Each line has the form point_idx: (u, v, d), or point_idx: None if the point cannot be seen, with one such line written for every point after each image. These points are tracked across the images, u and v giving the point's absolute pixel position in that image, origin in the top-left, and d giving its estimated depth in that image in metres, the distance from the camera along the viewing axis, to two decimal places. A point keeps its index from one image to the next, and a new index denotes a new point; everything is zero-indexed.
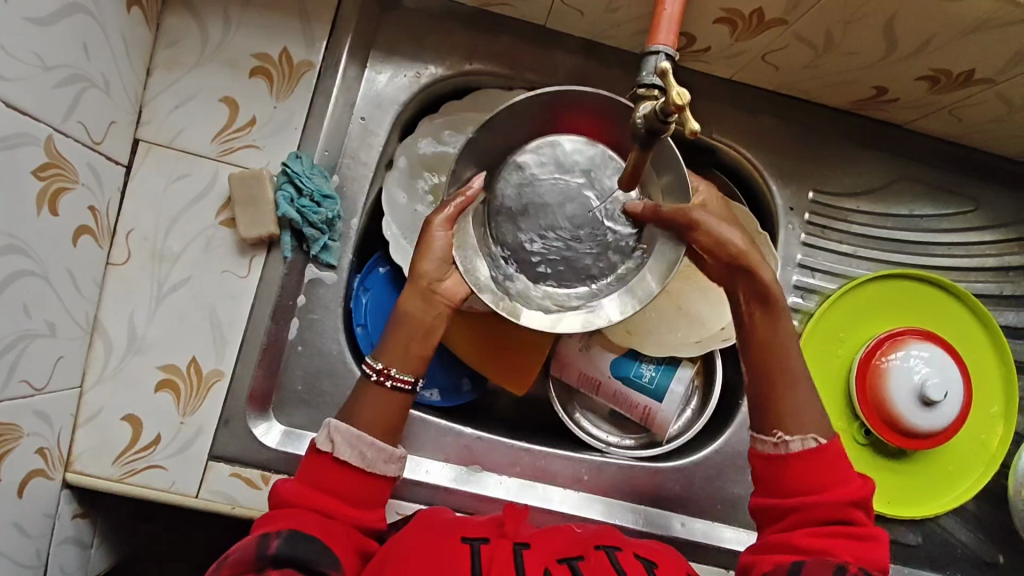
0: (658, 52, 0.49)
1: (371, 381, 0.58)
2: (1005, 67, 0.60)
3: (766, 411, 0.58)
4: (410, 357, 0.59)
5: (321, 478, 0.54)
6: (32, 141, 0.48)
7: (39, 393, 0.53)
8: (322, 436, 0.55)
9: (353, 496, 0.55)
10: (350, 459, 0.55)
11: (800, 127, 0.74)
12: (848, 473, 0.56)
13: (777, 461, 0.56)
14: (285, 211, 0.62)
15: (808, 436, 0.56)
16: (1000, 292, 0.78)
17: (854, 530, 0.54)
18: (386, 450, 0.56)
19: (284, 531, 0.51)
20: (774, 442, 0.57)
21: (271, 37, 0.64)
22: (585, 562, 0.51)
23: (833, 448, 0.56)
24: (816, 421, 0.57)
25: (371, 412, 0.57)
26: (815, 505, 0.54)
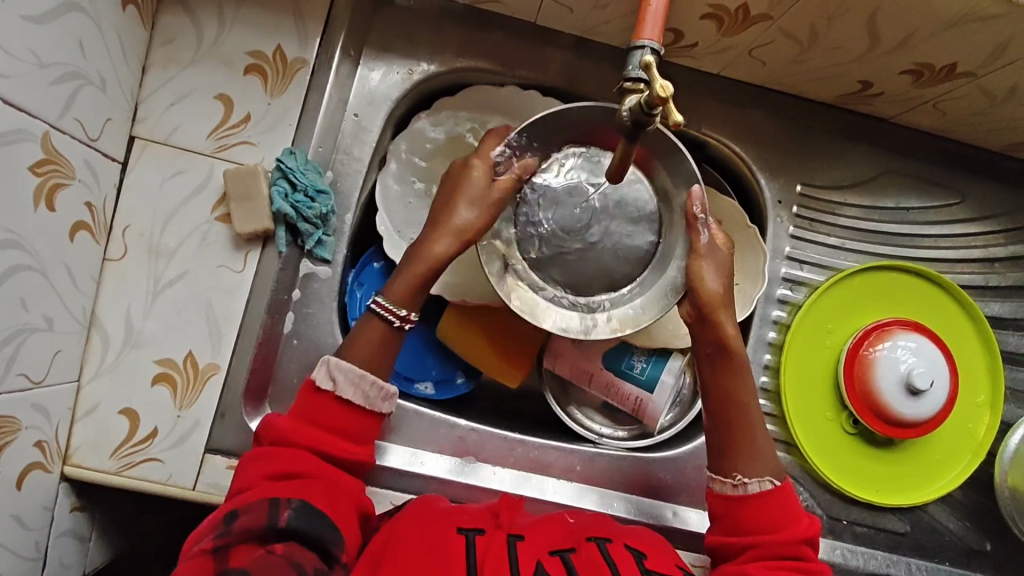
0: (644, 47, 0.49)
1: (392, 326, 0.59)
2: (988, 60, 0.61)
3: (727, 452, 0.60)
4: (415, 289, 0.59)
5: (317, 414, 0.56)
6: (27, 137, 0.49)
7: (36, 386, 0.54)
8: (321, 374, 0.57)
9: (348, 434, 0.57)
10: (351, 398, 0.57)
11: (788, 121, 0.75)
12: (799, 513, 0.59)
13: (734, 503, 0.59)
14: (279, 206, 0.62)
15: (765, 479, 0.59)
16: (986, 283, 0.80)
17: (803, 564, 0.56)
18: (383, 389, 0.58)
19: (295, 502, 0.51)
20: (732, 484, 0.59)
21: (265, 34, 0.65)
22: (576, 555, 0.52)
23: (787, 490, 0.59)
24: (769, 464, 0.60)
25: (365, 351, 0.58)
26: (773, 543, 0.56)
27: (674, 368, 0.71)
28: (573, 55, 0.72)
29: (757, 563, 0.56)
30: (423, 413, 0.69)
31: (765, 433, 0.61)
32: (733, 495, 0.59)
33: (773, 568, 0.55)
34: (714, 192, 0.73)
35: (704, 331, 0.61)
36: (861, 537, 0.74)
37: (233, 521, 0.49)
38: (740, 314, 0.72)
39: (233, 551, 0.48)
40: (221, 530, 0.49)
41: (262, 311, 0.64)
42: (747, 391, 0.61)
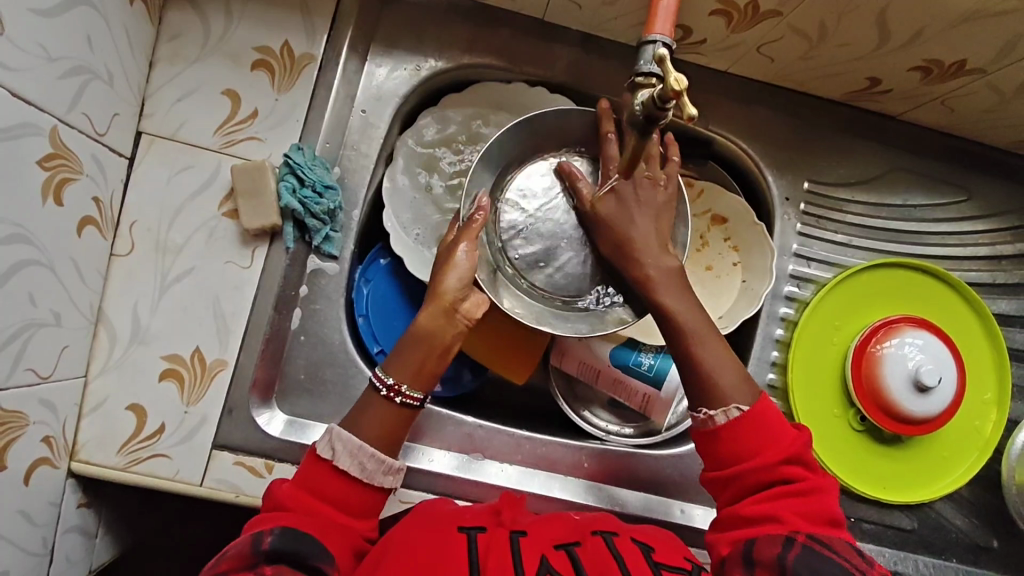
0: (655, 42, 0.48)
1: (380, 396, 0.58)
2: (997, 57, 0.61)
3: (690, 387, 0.58)
4: (418, 371, 0.59)
5: (314, 482, 0.54)
6: (36, 131, 0.49)
7: (44, 381, 0.54)
8: (323, 443, 0.56)
9: (347, 504, 0.55)
10: (349, 469, 0.55)
11: (795, 118, 0.75)
12: (780, 432, 0.56)
13: (708, 437, 0.57)
14: (287, 202, 0.62)
15: (731, 407, 0.56)
16: (993, 280, 0.79)
17: (796, 488, 0.54)
18: (384, 462, 0.56)
19: (278, 528, 0.51)
20: (702, 419, 0.57)
21: (272, 30, 0.64)
22: (582, 548, 0.52)
23: (755, 413, 0.55)
24: (735, 388, 0.56)
25: (377, 423, 0.57)
26: (752, 473, 0.55)
27: None
28: (581, 52, 0.72)
29: (747, 497, 0.55)
30: (430, 410, 0.69)
31: (732, 366, 0.57)
32: (706, 428, 0.57)
33: (762, 502, 0.54)
34: (719, 188, 0.74)
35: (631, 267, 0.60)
36: (868, 535, 0.74)
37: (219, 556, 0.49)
38: (747, 311, 0.72)
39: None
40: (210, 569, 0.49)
41: (270, 306, 0.64)
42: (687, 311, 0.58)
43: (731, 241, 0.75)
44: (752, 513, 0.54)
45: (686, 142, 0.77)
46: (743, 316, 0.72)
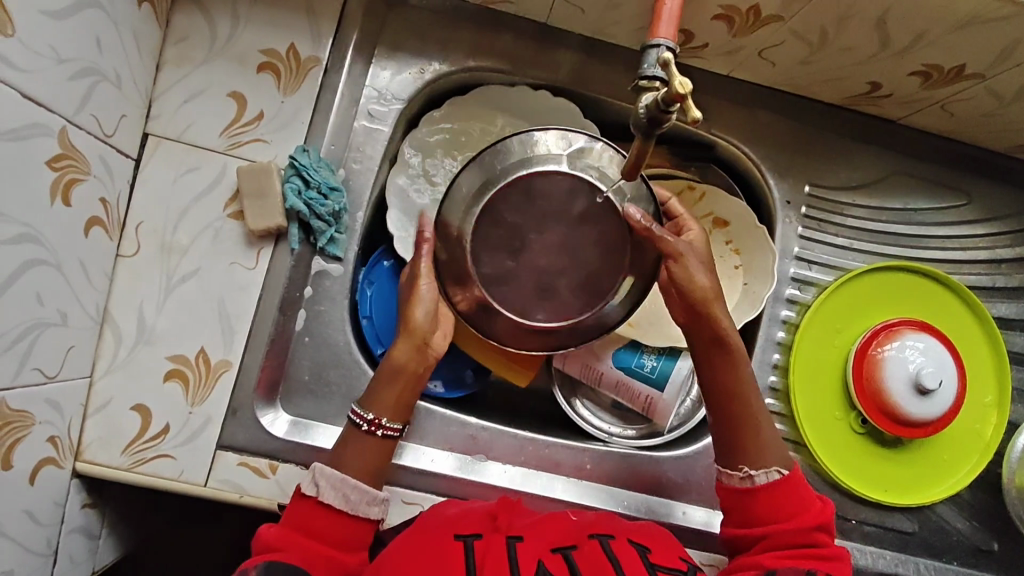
0: (659, 45, 0.48)
1: (361, 431, 0.59)
2: (995, 62, 0.62)
3: (738, 448, 0.60)
4: (398, 405, 0.60)
5: (301, 521, 0.55)
6: (45, 131, 0.49)
7: (50, 381, 0.54)
8: (306, 481, 0.56)
9: (332, 538, 0.55)
10: (333, 502, 0.55)
11: (796, 123, 0.75)
12: (810, 499, 0.59)
13: (744, 494, 0.59)
14: (292, 203, 0.63)
15: (772, 469, 0.59)
16: (993, 283, 0.80)
17: (821, 552, 0.56)
18: (368, 494, 0.57)
19: (264, 563, 0.51)
20: (740, 477, 0.59)
21: (278, 33, 0.65)
22: (579, 552, 0.52)
23: (793, 478, 0.59)
24: (778, 455, 0.60)
25: (357, 457, 0.58)
26: (784, 532, 0.57)
27: (685, 366, 0.71)
28: (584, 55, 0.72)
29: (771, 553, 0.56)
30: (433, 412, 0.69)
31: (772, 426, 0.61)
32: (743, 487, 0.59)
33: (787, 558, 0.55)
34: (722, 193, 0.74)
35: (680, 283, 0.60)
36: (869, 537, 0.74)
37: None
38: (750, 313, 0.73)
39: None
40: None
41: (275, 307, 0.65)
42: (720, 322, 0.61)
43: (733, 244, 0.75)
44: (777, 564, 0.55)
45: (687, 146, 0.78)
46: (744, 319, 0.73)
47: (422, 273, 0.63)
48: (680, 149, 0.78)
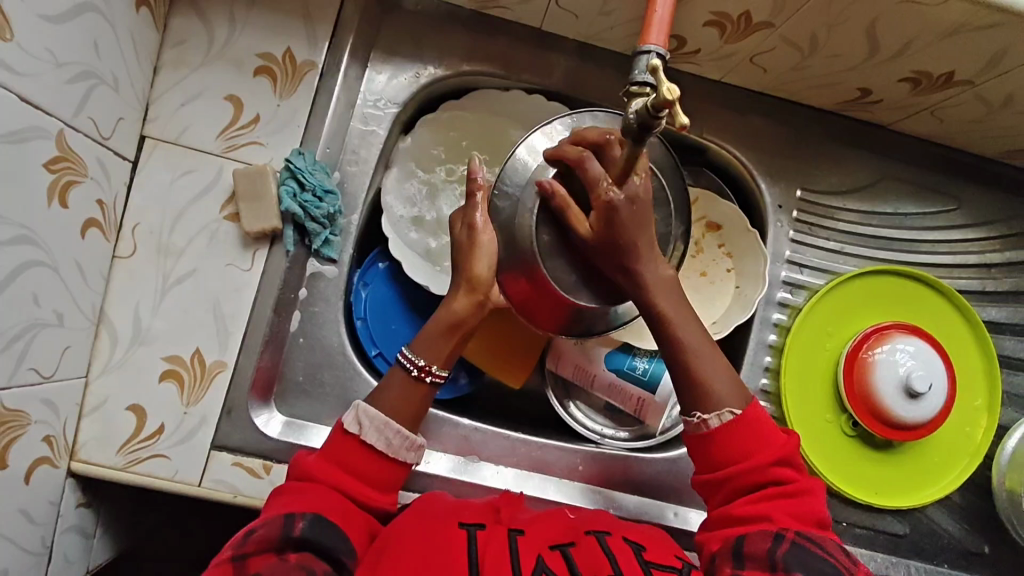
0: (650, 52, 0.49)
1: (412, 376, 0.60)
2: (984, 69, 0.63)
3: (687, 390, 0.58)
4: (446, 353, 0.61)
5: (341, 458, 0.57)
6: (42, 134, 0.50)
7: (46, 381, 0.54)
8: (350, 417, 0.58)
9: (369, 477, 0.57)
10: (376, 443, 0.57)
11: (788, 128, 0.76)
12: (770, 436, 0.58)
13: (702, 439, 0.58)
14: (288, 206, 0.63)
15: (724, 411, 0.57)
16: (983, 288, 0.81)
17: (785, 489, 0.56)
18: (409, 438, 0.58)
19: (310, 514, 0.52)
20: (695, 421, 0.58)
21: (275, 37, 0.65)
22: (576, 548, 0.53)
23: (748, 417, 0.57)
24: (730, 394, 0.57)
25: (400, 401, 0.59)
26: (743, 473, 0.56)
27: None
28: (578, 60, 0.73)
29: (740, 499, 0.57)
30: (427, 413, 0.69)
31: (718, 365, 0.58)
32: (698, 432, 0.58)
33: (752, 500, 0.56)
34: (714, 196, 0.75)
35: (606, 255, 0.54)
36: (860, 539, 0.75)
37: (250, 534, 0.51)
38: (741, 317, 0.73)
39: (250, 559, 0.49)
40: (239, 544, 0.50)
41: (270, 308, 0.65)
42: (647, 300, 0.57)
43: (725, 248, 0.76)
44: (744, 512, 0.56)
45: (680, 150, 0.79)
46: (734, 322, 0.73)
47: (481, 230, 0.61)
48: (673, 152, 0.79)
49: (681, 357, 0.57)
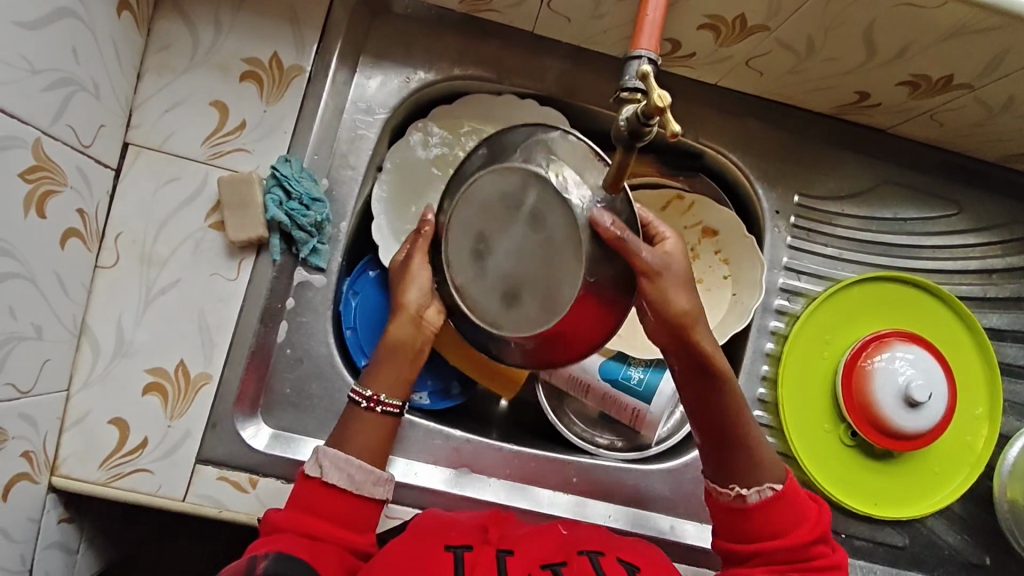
0: (641, 56, 0.45)
1: (362, 408, 0.58)
2: (984, 72, 0.61)
3: (728, 463, 0.58)
4: (398, 380, 0.60)
5: (310, 502, 0.55)
6: (20, 143, 0.49)
7: (24, 396, 0.53)
8: (310, 462, 0.56)
9: (341, 518, 0.55)
10: (339, 482, 0.55)
11: (785, 132, 0.75)
12: (805, 511, 0.58)
13: (736, 511, 0.58)
14: (273, 214, 0.62)
15: (765, 487, 0.57)
16: (984, 294, 0.79)
17: (816, 564, 0.56)
18: (373, 473, 0.57)
19: (273, 553, 0.51)
20: (732, 495, 0.58)
21: (261, 42, 0.64)
22: (568, 568, 0.51)
23: (787, 493, 0.57)
24: (771, 471, 0.58)
25: (362, 436, 0.58)
26: (781, 548, 0.56)
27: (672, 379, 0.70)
28: (571, 65, 0.72)
29: (768, 567, 0.56)
30: (417, 424, 0.68)
31: (765, 440, 0.59)
32: (735, 505, 0.58)
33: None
34: (709, 201, 0.74)
35: (682, 354, 0.57)
36: (859, 551, 0.74)
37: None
38: (736, 325, 0.72)
39: None
40: None
41: (257, 319, 0.64)
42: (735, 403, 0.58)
43: (722, 254, 0.75)
44: None
45: (676, 156, 0.78)
46: (730, 330, 0.72)
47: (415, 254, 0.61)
48: (670, 158, 0.78)
49: (731, 421, 0.58)
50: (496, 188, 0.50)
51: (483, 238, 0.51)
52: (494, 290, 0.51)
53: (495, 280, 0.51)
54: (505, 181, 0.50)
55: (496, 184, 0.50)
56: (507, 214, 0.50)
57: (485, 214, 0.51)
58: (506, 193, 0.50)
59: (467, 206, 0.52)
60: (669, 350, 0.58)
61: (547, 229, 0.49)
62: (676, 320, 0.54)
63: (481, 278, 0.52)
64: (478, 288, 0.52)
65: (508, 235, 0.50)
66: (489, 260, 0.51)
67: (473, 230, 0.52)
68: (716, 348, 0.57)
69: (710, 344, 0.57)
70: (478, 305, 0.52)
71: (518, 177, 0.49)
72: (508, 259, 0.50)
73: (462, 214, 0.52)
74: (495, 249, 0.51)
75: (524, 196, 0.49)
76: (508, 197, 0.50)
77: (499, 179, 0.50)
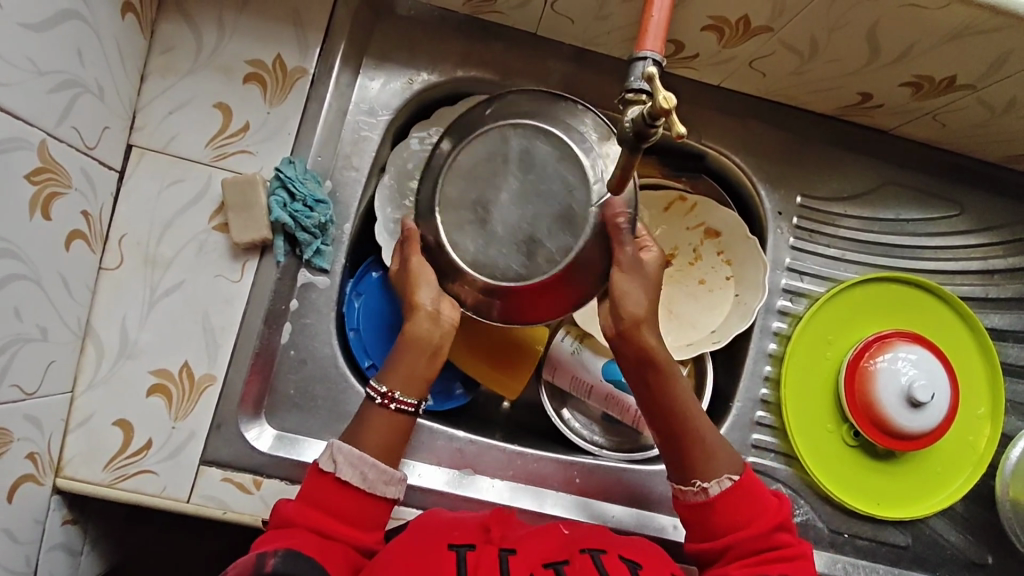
0: (646, 58, 0.45)
1: (376, 404, 0.59)
2: (987, 73, 0.61)
3: (685, 458, 0.60)
4: (415, 377, 0.61)
5: (320, 497, 0.55)
6: (25, 145, 0.49)
7: (29, 398, 0.53)
8: (324, 457, 0.57)
9: (350, 515, 0.55)
10: (351, 478, 0.56)
11: (788, 133, 0.75)
12: (765, 500, 0.58)
13: (700, 507, 0.58)
14: (278, 215, 0.62)
15: (724, 477, 0.58)
16: (986, 294, 0.80)
17: (783, 553, 0.56)
18: (386, 472, 0.57)
19: (282, 550, 0.51)
20: (696, 491, 0.59)
21: (265, 44, 0.64)
22: (571, 566, 0.51)
23: (746, 481, 0.58)
24: (726, 461, 0.59)
25: (377, 432, 0.58)
26: (744, 539, 0.56)
27: None
28: (574, 66, 0.72)
29: (738, 562, 0.56)
30: (421, 425, 0.68)
31: (716, 431, 0.61)
32: (699, 499, 0.58)
33: (753, 566, 0.55)
34: (712, 202, 0.74)
35: (632, 349, 0.61)
36: (862, 551, 0.74)
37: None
38: (739, 326, 0.72)
39: None
40: None
41: (261, 321, 0.64)
42: (683, 394, 0.61)
43: (724, 255, 0.75)
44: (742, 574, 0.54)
45: (679, 157, 0.78)
46: (733, 331, 0.73)
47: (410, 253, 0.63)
48: (673, 159, 0.78)
49: (680, 413, 0.60)
50: (484, 154, 0.61)
51: (488, 197, 0.61)
52: (511, 240, 0.60)
53: (506, 233, 0.60)
54: (486, 145, 0.61)
55: (482, 151, 0.62)
56: (496, 173, 0.61)
57: (482, 177, 0.61)
58: (494, 156, 0.61)
59: (458, 180, 0.62)
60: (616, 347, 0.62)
61: (536, 169, 0.60)
62: (625, 316, 0.60)
63: (494, 231, 0.60)
64: (495, 240, 0.60)
65: (508, 190, 0.60)
66: (496, 215, 0.60)
67: (471, 198, 0.61)
68: (659, 342, 0.61)
69: (653, 337, 0.60)
70: (500, 262, 0.60)
71: (507, 138, 0.61)
72: (511, 210, 0.60)
73: (458, 189, 0.62)
74: (498, 203, 0.60)
75: (513, 150, 0.61)
76: (493, 163, 0.61)
77: (483, 146, 0.62)
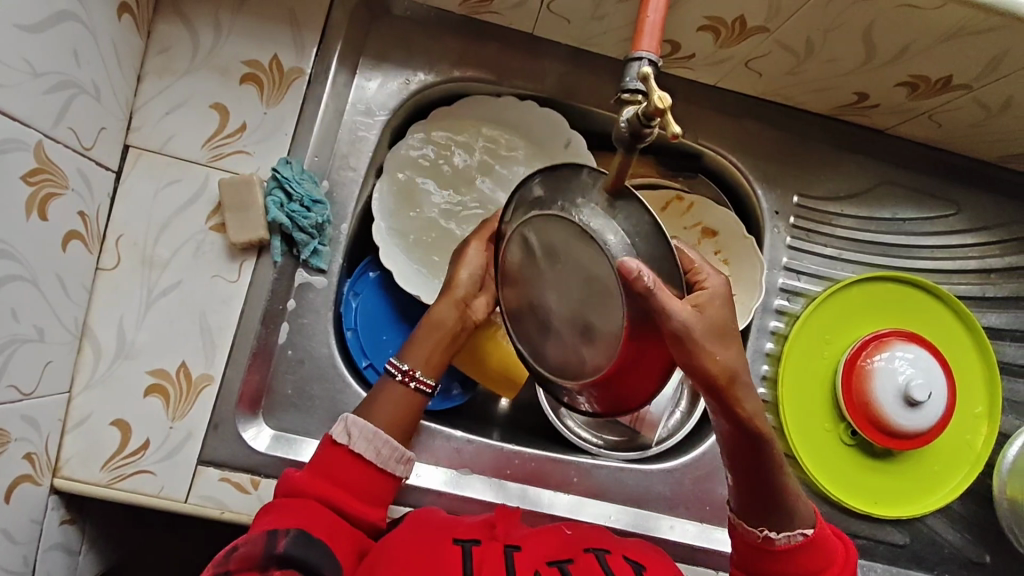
0: (642, 57, 0.44)
1: (395, 380, 0.60)
2: (982, 73, 0.61)
3: (760, 509, 0.56)
4: (432, 359, 0.62)
5: (332, 469, 0.56)
6: (22, 146, 0.49)
7: (27, 398, 0.53)
8: (338, 429, 0.58)
9: (359, 490, 0.56)
10: (364, 453, 0.57)
11: (785, 133, 0.75)
12: (833, 552, 0.57)
13: (762, 551, 0.56)
14: (274, 215, 0.62)
15: (795, 533, 0.56)
16: (983, 294, 0.80)
17: None
18: (399, 451, 0.58)
19: (292, 531, 0.51)
20: (760, 536, 0.56)
21: (261, 44, 0.64)
22: (574, 565, 0.51)
23: (818, 536, 0.56)
24: (803, 514, 0.56)
25: (391, 410, 0.59)
26: None
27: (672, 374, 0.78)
28: (570, 67, 0.72)
29: None
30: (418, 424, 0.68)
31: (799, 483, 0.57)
32: (762, 545, 0.56)
33: None
34: (710, 201, 0.74)
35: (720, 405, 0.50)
36: (860, 550, 0.74)
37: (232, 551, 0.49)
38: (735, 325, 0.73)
39: None
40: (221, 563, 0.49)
41: (257, 321, 0.64)
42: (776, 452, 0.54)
43: (722, 254, 0.75)
44: None
45: (676, 156, 0.78)
46: None
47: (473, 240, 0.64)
48: (669, 159, 0.78)
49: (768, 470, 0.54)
50: (520, 255, 0.51)
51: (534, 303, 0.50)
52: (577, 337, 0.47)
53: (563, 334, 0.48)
54: (521, 245, 0.50)
55: (521, 269, 0.51)
56: (533, 264, 0.49)
57: (521, 276, 0.51)
58: (532, 247, 0.49)
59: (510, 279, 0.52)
60: (715, 409, 0.51)
61: (566, 257, 0.46)
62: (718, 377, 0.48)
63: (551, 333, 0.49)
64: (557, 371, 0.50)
65: (552, 287, 0.48)
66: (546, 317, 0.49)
67: (526, 303, 0.51)
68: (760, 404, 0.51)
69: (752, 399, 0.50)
70: (571, 361, 0.49)
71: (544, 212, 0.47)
72: (560, 306, 0.48)
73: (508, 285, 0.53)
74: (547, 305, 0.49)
75: (553, 227, 0.46)
76: (532, 249, 0.49)
77: (518, 241, 0.50)
